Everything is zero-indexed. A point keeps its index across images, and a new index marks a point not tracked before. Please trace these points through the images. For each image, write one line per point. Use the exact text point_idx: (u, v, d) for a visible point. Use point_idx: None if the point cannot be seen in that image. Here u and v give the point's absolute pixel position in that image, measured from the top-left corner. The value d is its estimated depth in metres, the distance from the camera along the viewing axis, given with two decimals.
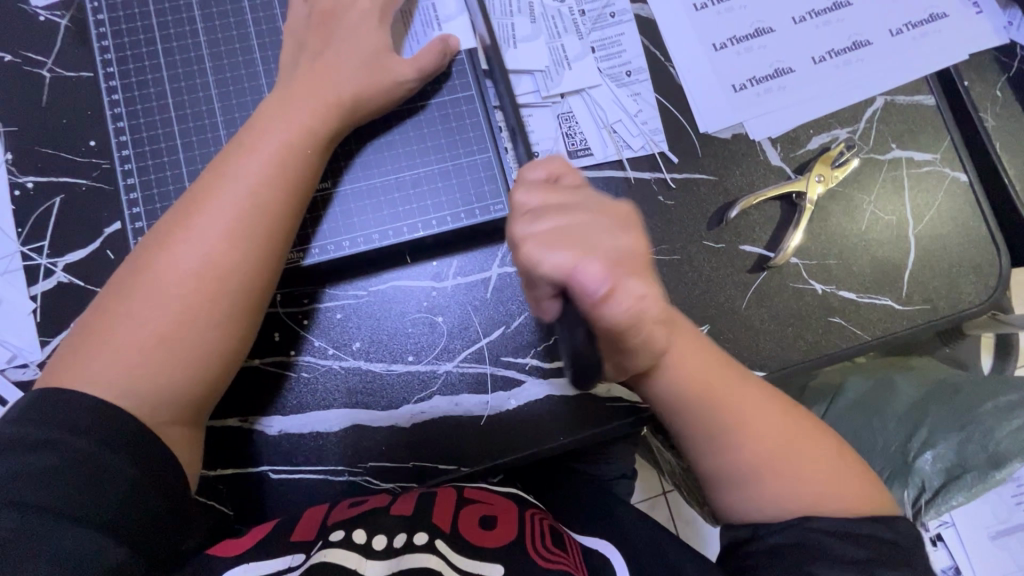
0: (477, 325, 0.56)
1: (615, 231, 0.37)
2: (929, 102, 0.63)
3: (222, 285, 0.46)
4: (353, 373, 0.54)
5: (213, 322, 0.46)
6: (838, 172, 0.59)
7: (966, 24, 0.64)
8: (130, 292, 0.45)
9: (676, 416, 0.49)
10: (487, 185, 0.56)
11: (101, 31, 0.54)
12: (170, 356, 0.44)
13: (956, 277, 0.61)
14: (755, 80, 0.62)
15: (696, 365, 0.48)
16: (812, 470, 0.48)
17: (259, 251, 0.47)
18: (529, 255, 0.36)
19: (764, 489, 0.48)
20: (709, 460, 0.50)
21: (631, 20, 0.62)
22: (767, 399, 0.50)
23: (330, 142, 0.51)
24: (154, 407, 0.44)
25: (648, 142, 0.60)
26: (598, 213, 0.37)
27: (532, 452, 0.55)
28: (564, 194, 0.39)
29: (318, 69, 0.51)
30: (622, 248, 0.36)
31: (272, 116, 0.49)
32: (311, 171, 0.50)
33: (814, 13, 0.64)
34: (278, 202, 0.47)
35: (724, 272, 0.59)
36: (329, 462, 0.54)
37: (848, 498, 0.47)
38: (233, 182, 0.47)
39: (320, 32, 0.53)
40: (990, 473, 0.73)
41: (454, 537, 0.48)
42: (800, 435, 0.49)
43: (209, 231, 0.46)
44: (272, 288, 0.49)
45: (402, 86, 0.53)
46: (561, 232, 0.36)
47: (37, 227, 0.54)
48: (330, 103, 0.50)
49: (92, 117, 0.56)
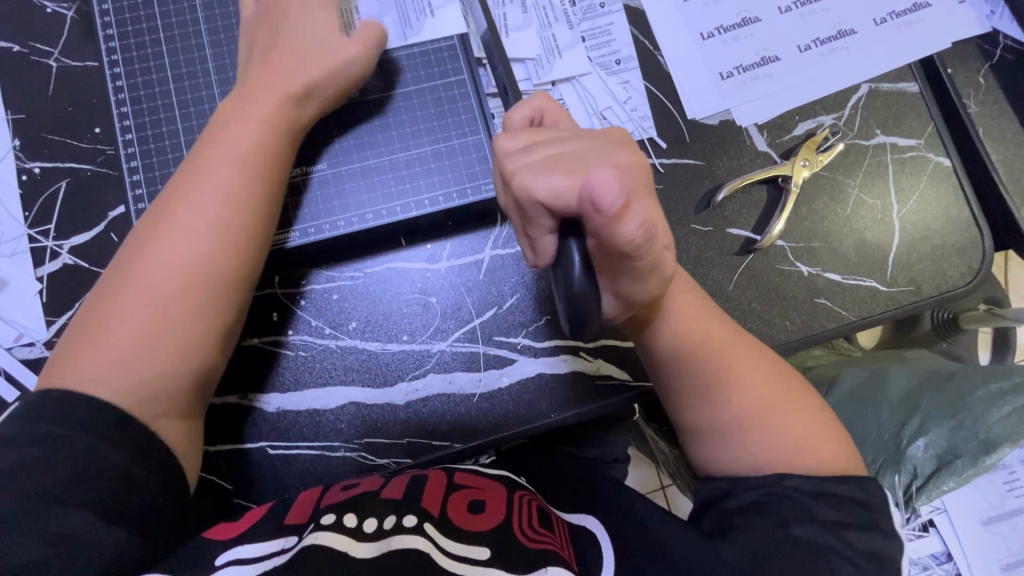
0: (469, 306, 0.58)
1: (611, 153, 0.37)
2: (912, 90, 0.64)
3: (205, 273, 0.47)
4: (349, 351, 0.56)
5: (195, 311, 0.47)
6: (822, 157, 0.61)
7: (949, 13, 0.66)
8: (111, 297, 0.47)
9: (674, 369, 0.50)
10: (479, 168, 0.57)
11: (104, 21, 0.56)
12: (159, 345, 0.46)
13: (940, 260, 0.62)
14: (742, 68, 0.64)
15: (694, 317, 0.49)
16: (795, 425, 0.50)
17: (234, 239, 0.48)
18: (530, 181, 0.35)
19: (750, 441, 0.50)
20: (697, 415, 0.52)
21: (620, 10, 0.64)
22: (760, 360, 0.51)
23: (296, 132, 0.53)
24: (147, 398, 0.45)
25: (637, 129, 0.62)
26: (589, 142, 0.38)
27: (523, 428, 0.56)
28: (552, 135, 0.39)
29: (274, 61, 0.52)
30: (618, 167, 0.36)
31: (235, 115, 0.51)
32: (280, 162, 0.51)
33: (800, 3, 0.65)
34: (250, 192, 0.49)
35: (711, 254, 0.60)
36: (325, 439, 0.55)
37: (823, 456, 0.50)
38: (205, 180, 0.49)
39: (268, 25, 0.54)
40: (981, 459, 0.74)
41: (442, 521, 0.48)
42: (786, 393, 0.51)
43: (185, 228, 0.48)
44: (255, 273, 0.51)
45: (355, 67, 0.53)
46: (558, 159, 0.36)
47: (44, 210, 0.56)
48: (291, 93, 0.51)
49: (96, 104, 0.58)
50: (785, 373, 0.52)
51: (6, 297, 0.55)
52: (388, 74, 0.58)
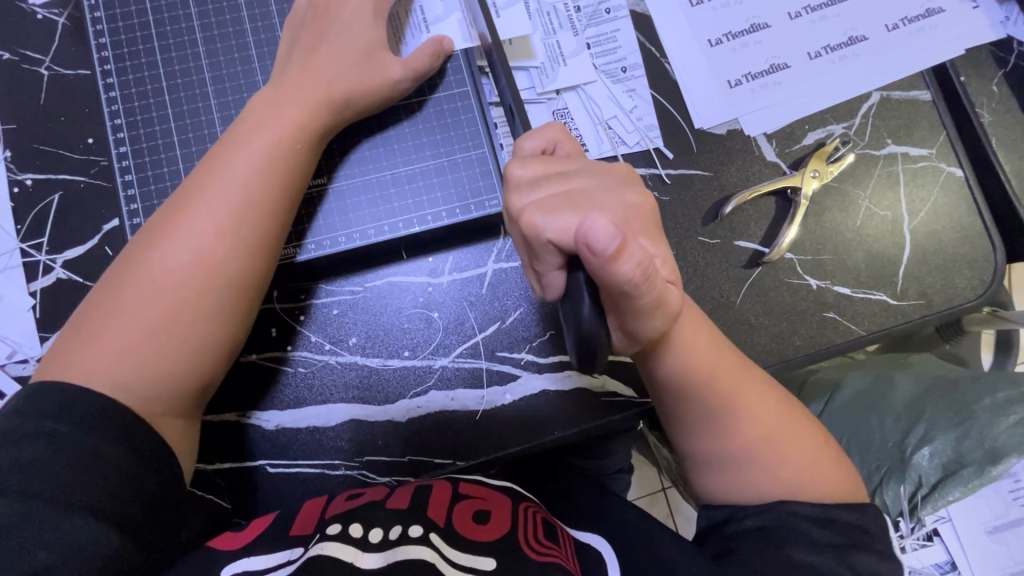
0: (472, 321, 0.56)
1: (620, 192, 0.38)
2: (924, 98, 0.63)
3: (213, 280, 0.46)
4: (349, 368, 0.55)
5: (205, 316, 0.46)
6: (833, 168, 0.60)
7: (963, 19, 0.64)
8: (121, 289, 0.45)
9: (679, 398, 0.49)
10: (482, 182, 0.56)
11: (97, 29, 0.54)
12: (161, 350, 0.45)
13: (951, 272, 0.61)
14: (750, 76, 0.62)
15: (704, 351, 0.47)
16: (801, 459, 0.49)
17: (250, 245, 0.47)
18: (535, 218, 0.35)
19: (756, 473, 0.49)
20: (700, 444, 0.51)
21: (627, 16, 0.62)
22: (769, 392, 0.50)
23: (322, 138, 0.51)
24: (150, 396, 0.44)
25: (643, 139, 0.60)
26: (599, 178, 0.38)
27: (526, 445, 0.55)
28: (561, 166, 0.39)
29: (311, 64, 0.51)
30: (625, 209, 0.37)
31: (262, 112, 0.49)
32: (303, 167, 0.50)
33: (810, 8, 0.64)
34: (269, 198, 0.48)
35: (718, 268, 0.59)
36: (325, 457, 0.54)
37: (827, 486, 0.49)
38: (222, 179, 0.47)
39: (315, 25, 0.53)
40: (987, 468, 0.73)
41: (449, 531, 0.47)
42: (793, 427, 0.50)
43: (201, 227, 0.46)
44: (264, 284, 0.49)
45: (396, 85, 0.53)
46: (564, 197, 0.37)
47: (37, 224, 0.55)
48: (323, 98, 0.50)
49: (90, 114, 0.56)
50: (791, 406, 0.51)
51: None
52: (427, 79, 0.57)
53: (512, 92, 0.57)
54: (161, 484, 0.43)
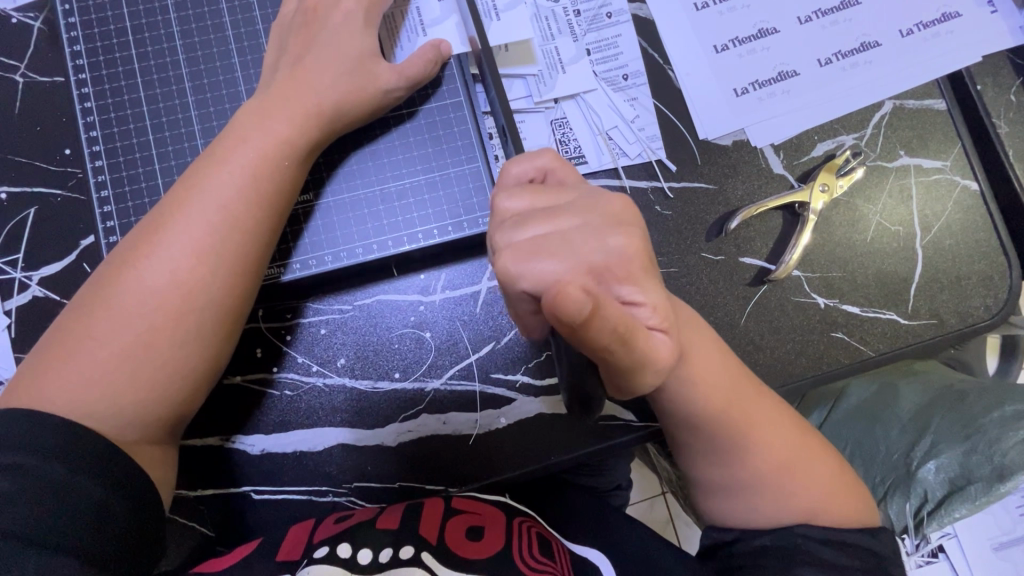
0: (465, 341, 0.54)
1: (603, 234, 0.34)
2: (939, 107, 0.60)
3: (189, 303, 0.43)
4: (337, 390, 0.53)
5: (182, 339, 0.43)
6: (843, 182, 0.57)
7: (980, 24, 0.61)
8: (92, 310, 0.43)
9: (685, 428, 0.46)
10: (475, 197, 0.54)
11: (72, 36, 0.52)
12: (133, 375, 0.42)
13: (964, 290, 0.58)
14: (758, 84, 0.60)
15: (714, 376, 0.44)
16: (811, 485, 0.47)
17: (230, 267, 0.45)
18: (510, 264, 0.33)
19: (763, 500, 0.47)
20: (708, 472, 0.48)
21: (629, 21, 0.60)
22: (782, 417, 0.48)
23: (309, 152, 0.49)
24: (123, 423, 0.42)
25: (645, 150, 0.58)
26: (586, 216, 0.35)
27: (521, 471, 0.53)
28: (549, 199, 0.36)
29: (297, 75, 0.48)
30: (609, 255, 0.33)
31: (245, 126, 0.47)
32: (288, 184, 0.47)
33: (821, 12, 0.61)
34: (251, 217, 0.45)
35: (722, 285, 0.57)
36: (314, 483, 0.52)
37: (839, 508, 0.47)
38: (201, 197, 0.44)
39: (304, 33, 0.50)
40: (995, 485, 0.67)
41: (440, 550, 0.48)
42: (804, 452, 0.48)
43: (179, 246, 0.43)
44: (245, 307, 0.47)
45: (388, 94, 0.51)
46: (543, 241, 0.34)
47: (11, 239, 0.52)
48: (311, 111, 0.48)
49: (67, 123, 0.54)
50: (803, 430, 0.49)
51: None
52: (420, 89, 0.54)
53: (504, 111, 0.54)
54: (138, 516, 0.41)
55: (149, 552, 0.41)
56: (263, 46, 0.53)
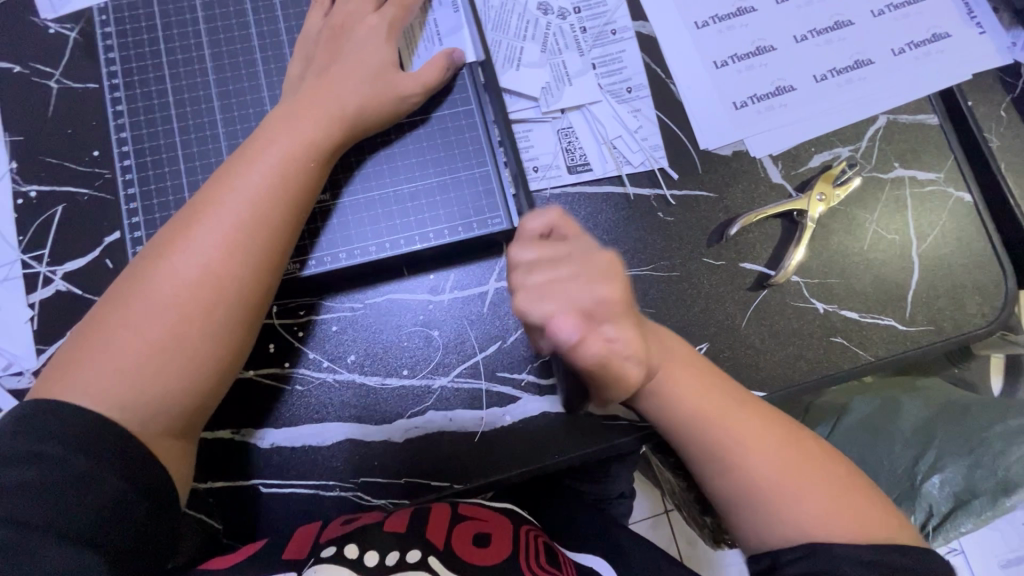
0: (473, 340, 0.56)
1: (593, 283, 0.38)
2: (931, 121, 0.63)
3: (218, 296, 0.45)
4: (347, 386, 0.54)
5: (209, 331, 0.45)
6: (839, 191, 0.59)
7: (969, 44, 0.64)
8: (125, 304, 0.45)
9: (676, 436, 0.49)
10: (484, 199, 0.56)
11: (107, 44, 0.55)
12: (162, 368, 0.44)
13: (961, 298, 0.60)
14: (756, 98, 0.62)
15: (690, 383, 0.48)
16: (816, 494, 0.46)
17: (258, 262, 0.46)
18: (517, 307, 0.38)
19: (772, 515, 0.46)
20: (712, 485, 0.49)
21: (632, 37, 0.63)
22: (777, 426, 0.49)
23: (333, 153, 0.51)
24: (152, 415, 0.43)
25: (648, 158, 0.60)
26: (579, 267, 0.38)
27: (525, 469, 0.54)
28: (555, 247, 0.40)
29: (323, 83, 0.51)
30: (595, 301, 0.37)
31: (275, 130, 0.49)
32: (312, 183, 0.49)
33: (816, 32, 0.64)
34: (278, 213, 0.47)
35: (724, 289, 0.58)
36: (320, 477, 0.53)
37: (857, 526, 0.45)
38: (231, 195, 0.47)
39: (331, 44, 0.53)
40: (1000, 499, 0.69)
41: (448, 555, 0.49)
42: (801, 459, 0.48)
43: (210, 241, 0.45)
44: (269, 301, 0.48)
45: (405, 101, 0.54)
46: (549, 284, 0.37)
47: (38, 235, 0.55)
48: (333, 114, 0.50)
49: (96, 126, 0.57)
50: (801, 437, 0.49)
51: None
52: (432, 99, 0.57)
53: (505, 123, 0.58)
54: (158, 509, 0.42)
55: (165, 544, 0.42)
56: (286, 56, 0.56)
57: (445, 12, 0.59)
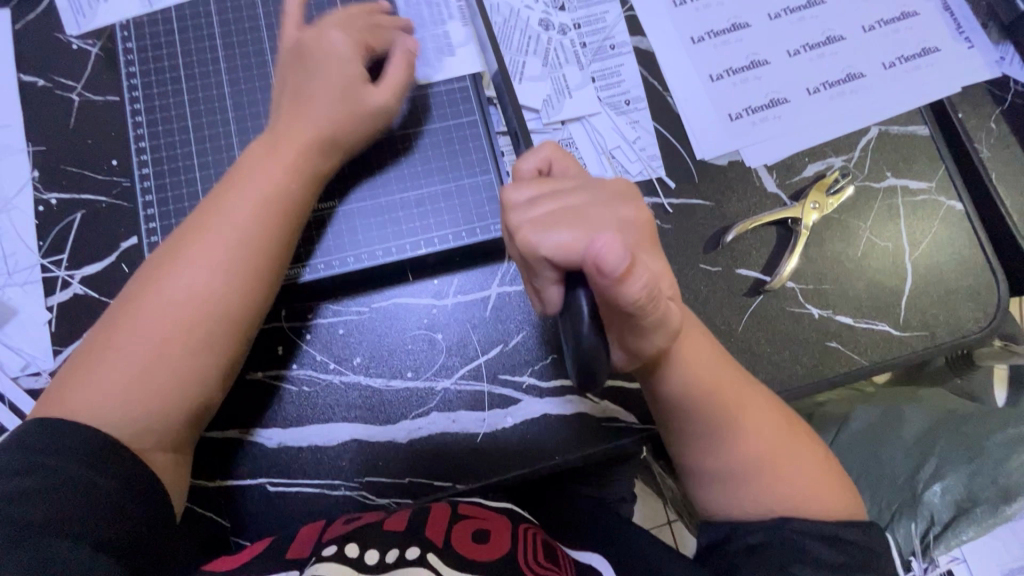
0: (475, 343, 0.57)
1: (613, 206, 0.41)
2: (922, 133, 0.64)
3: (207, 316, 0.47)
4: (352, 387, 0.56)
5: (204, 347, 0.47)
6: (833, 201, 0.61)
7: (958, 58, 0.66)
8: (117, 326, 0.47)
9: (681, 415, 0.50)
10: (487, 206, 0.58)
11: (128, 59, 0.58)
12: (153, 386, 0.45)
13: (954, 304, 0.61)
14: (751, 110, 0.64)
15: (703, 358, 0.48)
16: (794, 472, 0.50)
17: (246, 282, 0.48)
18: (529, 239, 0.38)
19: (752, 492, 0.50)
20: (701, 462, 0.51)
21: (630, 52, 0.65)
22: (770, 409, 0.51)
23: (317, 178, 0.53)
24: (143, 431, 0.45)
25: (646, 168, 0.62)
26: (595, 192, 0.41)
27: (526, 470, 0.55)
28: (555, 184, 0.42)
29: (300, 106, 0.53)
30: (620, 220, 0.40)
31: (261, 155, 0.51)
32: (297, 206, 0.51)
33: (808, 46, 0.66)
34: (265, 236, 0.49)
35: (720, 294, 0.59)
36: (326, 476, 0.54)
37: (827, 503, 0.49)
38: (219, 220, 0.49)
39: (296, 63, 0.54)
40: (1001, 507, 0.70)
41: (446, 551, 0.48)
42: (784, 439, 0.51)
43: (199, 265, 0.47)
44: (257, 319, 0.50)
45: (381, 110, 0.55)
46: (562, 212, 0.40)
47: (58, 241, 0.57)
48: (314, 140, 0.52)
49: (115, 136, 0.59)
50: (787, 420, 0.52)
51: (16, 325, 0.55)
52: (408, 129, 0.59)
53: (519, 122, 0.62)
54: (151, 519, 0.43)
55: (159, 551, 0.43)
56: None
57: (455, 25, 0.63)
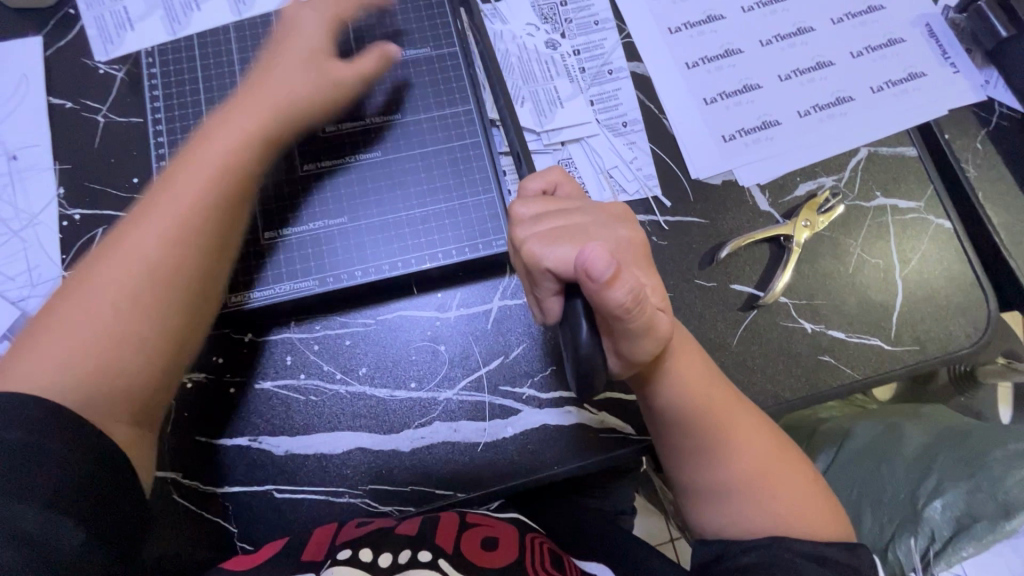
0: (477, 354, 0.59)
1: (614, 225, 0.44)
2: (911, 154, 0.67)
3: (168, 282, 0.49)
4: (357, 397, 0.57)
5: (158, 309, 0.49)
6: (824, 219, 0.63)
7: (943, 82, 0.69)
8: (75, 296, 0.48)
9: (672, 428, 0.51)
10: (489, 223, 0.61)
11: (152, 83, 0.61)
12: (114, 353, 0.47)
13: (945, 319, 0.62)
14: (744, 131, 0.67)
15: (696, 373, 0.50)
16: (784, 491, 0.51)
17: (203, 247, 0.51)
18: (530, 250, 0.42)
19: (743, 509, 0.51)
20: (694, 477, 0.53)
21: (627, 77, 0.68)
22: (763, 429, 0.52)
23: (271, 145, 0.56)
24: (104, 399, 0.46)
25: (642, 187, 0.64)
26: (594, 212, 0.45)
27: (525, 478, 0.56)
28: (559, 204, 0.46)
29: (260, 84, 0.56)
30: (619, 237, 0.44)
31: (215, 129, 0.54)
32: (251, 173, 0.54)
33: (799, 71, 0.69)
34: (218, 201, 0.51)
35: (716, 309, 0.61)
36: (331, 484, 0.56)
37: (817, 525, 0.50)
38: (177, 189, 0.51)
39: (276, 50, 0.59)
40: (1000, 523, 0.64)
41: (456, 556, 0.50)
42: (776, 459, 0.52)
43: (158, 230, 0.49)
44: (215, 286, 0.52)
45: (347, 88, 0.60)
46: (562, 229, 0.43)
47: (79, 254, 0.59)
48: (267, 112, 0.55)
49: (136, 155, 0.62)
50: (779, 441, 0.53)
51: None
52: (447, 163, 0.63)
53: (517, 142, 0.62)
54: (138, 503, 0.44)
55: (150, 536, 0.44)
56: None
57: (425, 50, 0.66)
